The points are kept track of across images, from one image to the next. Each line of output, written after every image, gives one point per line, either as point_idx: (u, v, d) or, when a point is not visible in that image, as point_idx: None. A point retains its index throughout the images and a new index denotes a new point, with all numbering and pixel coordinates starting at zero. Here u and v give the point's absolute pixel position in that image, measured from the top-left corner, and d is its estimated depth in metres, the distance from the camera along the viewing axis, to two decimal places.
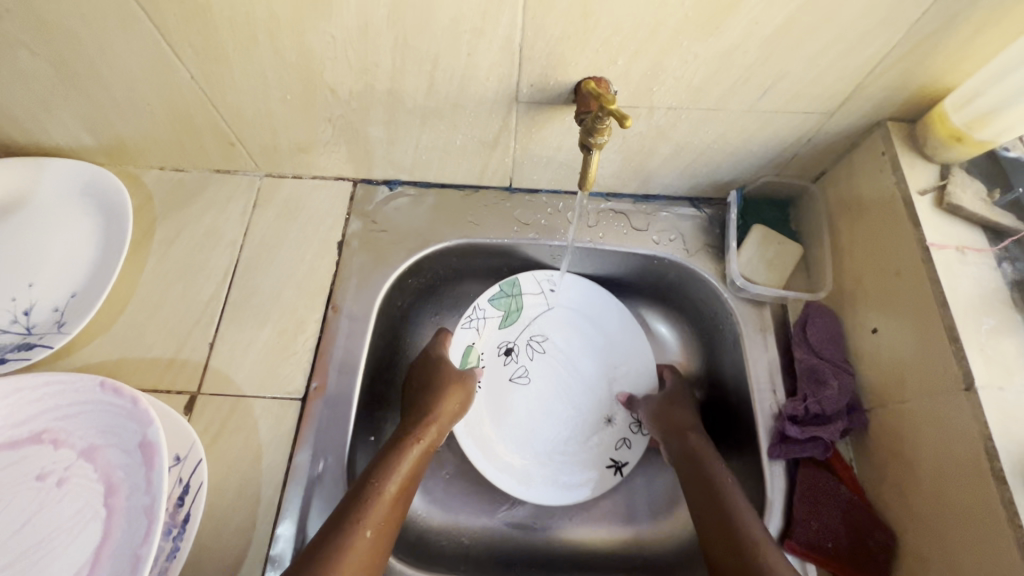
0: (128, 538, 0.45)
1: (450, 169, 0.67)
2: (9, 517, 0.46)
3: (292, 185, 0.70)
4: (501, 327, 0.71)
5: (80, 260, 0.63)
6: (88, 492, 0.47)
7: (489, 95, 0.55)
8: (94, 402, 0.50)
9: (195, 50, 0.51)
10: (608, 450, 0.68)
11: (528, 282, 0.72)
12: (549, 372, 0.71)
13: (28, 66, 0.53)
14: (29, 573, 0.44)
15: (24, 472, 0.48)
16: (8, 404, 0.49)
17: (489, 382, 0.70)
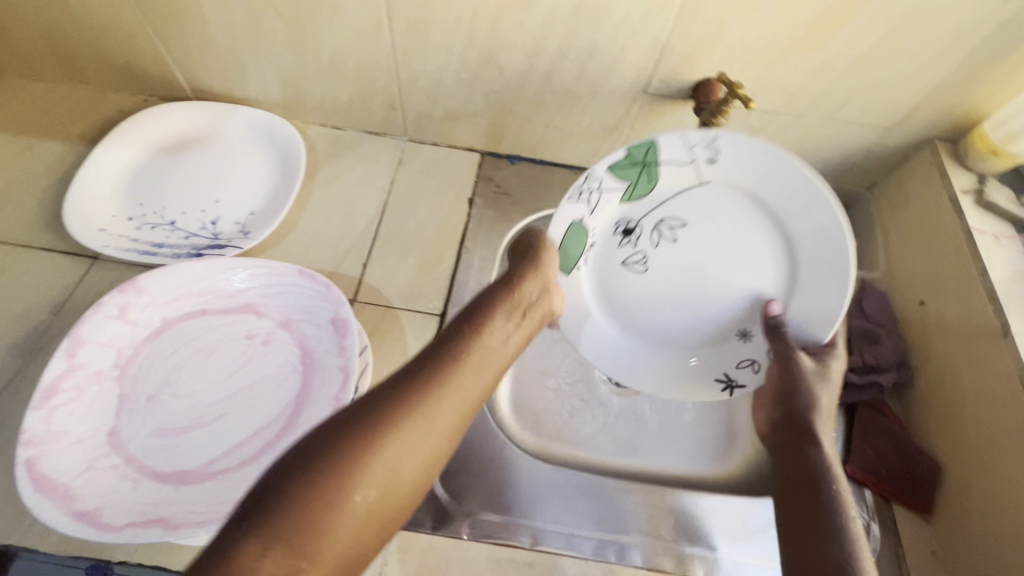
0: (325, 389, 0.55)
1: (567, 149, 0.81)
2: (227, 362, 0.56)
3: (430, 150, 0.83)
4: (625, 201, 0.64)
5: (259, 187, 0.76)
6: (287, 353, 0.57)
7: (625, 86, 0.69)
8: (291, 284, 0.60)
9: (408, 23, 0.65)
10: (722, 365, 0.64)
11: (671, 142, 0.60)
12: (675, 259, 0.64)
13: (268, 22, 0.68)
14: (244, 406, 0.54)
15: (234, 332, 0.58)
16: (222, 278, 0.60)
17: (601, 255, 0.66)
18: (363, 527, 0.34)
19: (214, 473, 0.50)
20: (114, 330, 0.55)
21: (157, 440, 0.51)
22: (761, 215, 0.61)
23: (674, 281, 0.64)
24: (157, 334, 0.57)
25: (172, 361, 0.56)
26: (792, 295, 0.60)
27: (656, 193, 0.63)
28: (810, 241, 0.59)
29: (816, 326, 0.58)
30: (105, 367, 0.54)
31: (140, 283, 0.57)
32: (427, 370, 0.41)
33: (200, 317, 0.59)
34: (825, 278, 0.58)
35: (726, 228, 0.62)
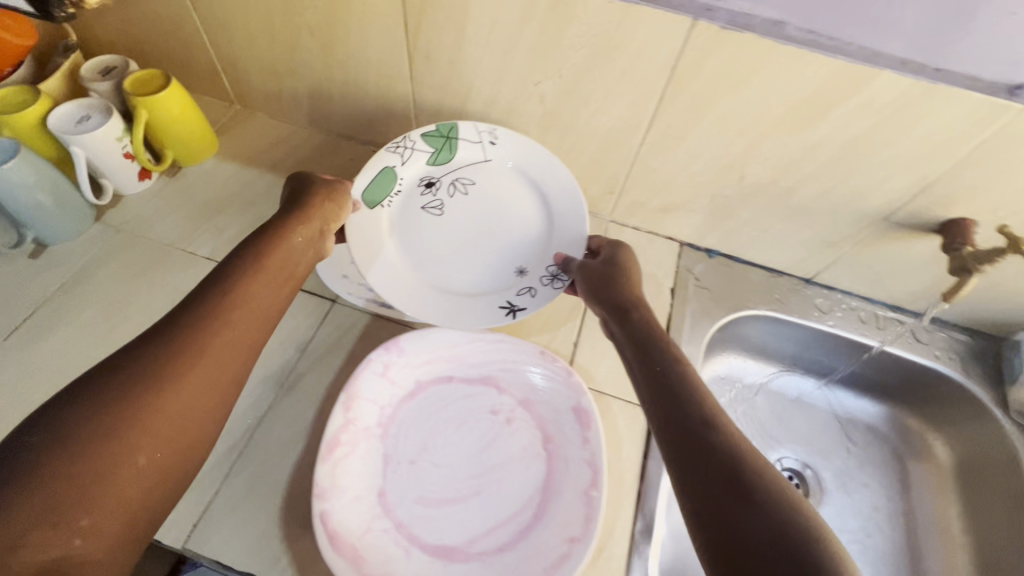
0: (572, 481, 0.56)
1: (773, 253, 0.81)
2: (476, 436, 0.59)
3: (632, 233, 0.85)
4: (429, 162, 0.75)
5: None
6: (530, 435, 0.59)
7: (867, 211, 0.69)
8: (532, 364, 0.62)
9: (666, 128, 0.68)
10: (507, 294, 0.70)
11: (467, 128, 0.75)
12: (466, 209, 0.74)
13: (528, 108, 0.72)
14: (494, 486, 0.56)
15: (479, 405, 0.60)
16: (469, 349, 0.63)
17: (403, 205, 0.74)
18: (142, 463, 0.43)
19: (476, 553, 0.52)
20: (378, 389, 0.59)
21: (422, 508, 0.54)
22: (544, 161, 0.73)
23: (459, 255, 0.72)
24: (412, 396, 0.60)
25: (427, 427, 0.58)
26: (551, 208, 0.73)
27: (454, 160, 0.75)
28: (559, 201, 0.73)
29: (563, 205, 0.73)
30: (372, 425, 0.57)
31: (402, 344, 0.61)
32: (189, 331, 0.49)
33: (447, 383, 0.61)
34: (568, 209, 0.73)
35: (489, 211, 0.74)
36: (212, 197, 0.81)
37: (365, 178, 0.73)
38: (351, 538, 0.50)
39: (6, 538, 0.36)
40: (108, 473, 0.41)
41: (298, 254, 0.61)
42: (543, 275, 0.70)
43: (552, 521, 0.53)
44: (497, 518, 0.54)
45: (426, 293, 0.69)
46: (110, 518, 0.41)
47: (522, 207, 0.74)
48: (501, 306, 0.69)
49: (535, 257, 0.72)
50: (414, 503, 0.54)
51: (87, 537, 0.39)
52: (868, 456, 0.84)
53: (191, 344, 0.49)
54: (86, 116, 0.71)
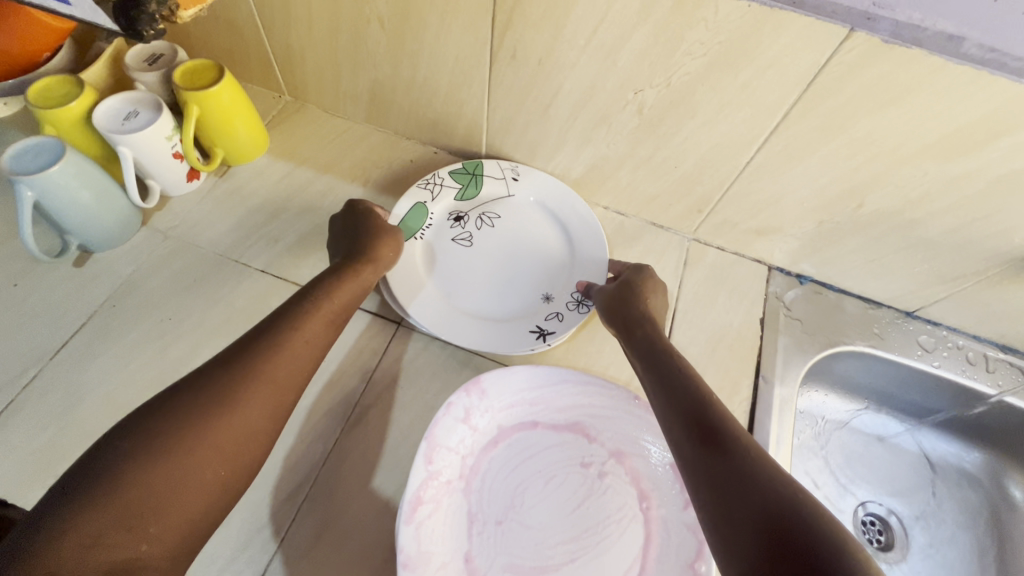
0: (674, 550, 0.51)
1: (876, 284, 0.74)
2: (566, 492, 0.54)
3: (715, 254, 0.78)
4: (456, 198, 0.76)
5: (551, 270, 0.72)
6: (625, 492, 0.54)
7: (1004, 249, 0.61)
8: (625, 411, 0.56)
9: (782, 147, 0.60)
10: (536, 320, 0.67)
11: (492, 165, 0.78)
12: (495, 240, 0.74)
13: (621, 117, 0.64)
14: (590, 552, 0.51)
15: (568, 457, 0.55)
16: (554, 392, 0.57)
17: (433, 237, 0.73)
18: (204, 480, 0.42)
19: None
20: (459, 436, 0.53)
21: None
22: (562, 197, 0.76)
23: (487, 284, 0.70)
24: (494, 444, 0.55)
25: (512, 481, 0.54)
26: (576, 247, 0.73)
27: (480, 195, 0.76)
28: (577, 227, 0.74)
29: (592, 245, 0.73)
30: (455, 477, 0.52)
31: (484, 386, 0.54)
32: (251, 353, 0.48)
33: (532, 430, 0.56)
34: (592, 244, 0.73)
35: (512, 240, 0.74)
36: (264, 200, 0.75)
37: (399, 210, 0.73)
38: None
39: (83, 539, 0.36)
40: (174, 484, 0.41)
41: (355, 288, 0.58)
42: (568, 300, 0.69)
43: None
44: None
45: (465, 322, 0.67)
46: (170, 536, 0.40)
47: (551, 242, 0.74)
48: (530, 331, 0.66)
49: (560, 284, 0.71)
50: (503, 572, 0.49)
51: (151, 544, 0.39)
52: (959, 504, 0.78)
53: (251, 366, 0.47)
54: (133, 112, 0.64)
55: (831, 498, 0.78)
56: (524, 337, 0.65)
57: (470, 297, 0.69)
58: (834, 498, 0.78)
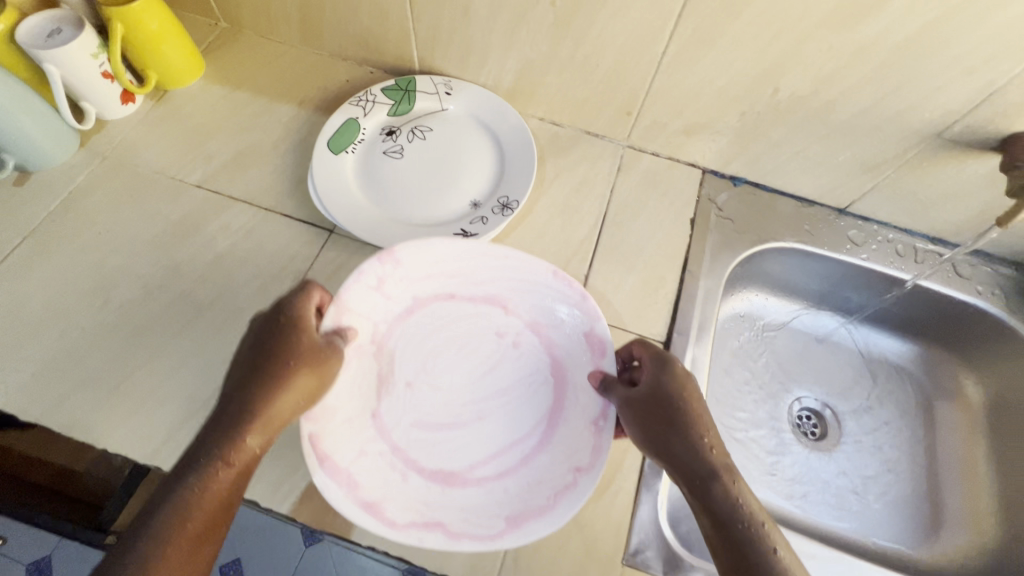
0: (580, 407, 0.54)
1: (805, 180, 0.74)
2: (479, 358, 0.57)
3: (649, 159, 0.79)
4: (389, 114, 0.76)
5: (481, 176, 0.73)
6: (538, 359, 0.57)
7: (919, 126, 0.61)
8: (542, 286, 0.58)
9: (694, 31, 0.60)
10: (461, 224, 0.68)
11: (424, 81, 0.78)
12: (426, 151, 0.74)
13: (538, 13, 0.65)
14: (500, 409, 0.55)
15: (484, 327, 0.58)
16: (472, 267, 0.58)
17: (365, 152, 0.73)
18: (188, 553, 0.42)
19: (475, 478, 0.52)
20: (373, 303, 0.56)
21: (418, 432, 0.53)
22: (495, 109, 0.77)
23: (416, 192, 0.71)
24: (409, 313, 0.57)
25: (424, 348, 0.56)
26: (507, 155, 0.74)
27: (413, 110, 0.77)
28: (507, 135, 0.75)
29: (523, 151, 0.73)
30: (365, 342, 0.55)
31: (397, 257, 0.56)
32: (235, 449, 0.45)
33: (449, 301, 0.58)
34: (522, 153, 0.73)
35: (444, 151, 0.74)
36: (200, 121, 0.76)
37: (331, 124, 0.73)
38: (343, 462, 0.50)
39: None
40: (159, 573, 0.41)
41: (302, 403, 0.49)
42: (494, 205, 0.70)
43: (556, 447, 0.52)
44: (499, 445, 0.53)
45: (393, 229, 0.68)
46: None
47: (482, 152, 0.75)
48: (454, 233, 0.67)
49: (488, 191, 0.72)
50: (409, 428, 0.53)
51: None
52: (892, 397, 0.81)
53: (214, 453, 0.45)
54: (56, 30, 0.65)
55: (766, 392, 0.81)
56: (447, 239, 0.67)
57: (400, 204, 0.70)
58: (770, 391, 0.81)
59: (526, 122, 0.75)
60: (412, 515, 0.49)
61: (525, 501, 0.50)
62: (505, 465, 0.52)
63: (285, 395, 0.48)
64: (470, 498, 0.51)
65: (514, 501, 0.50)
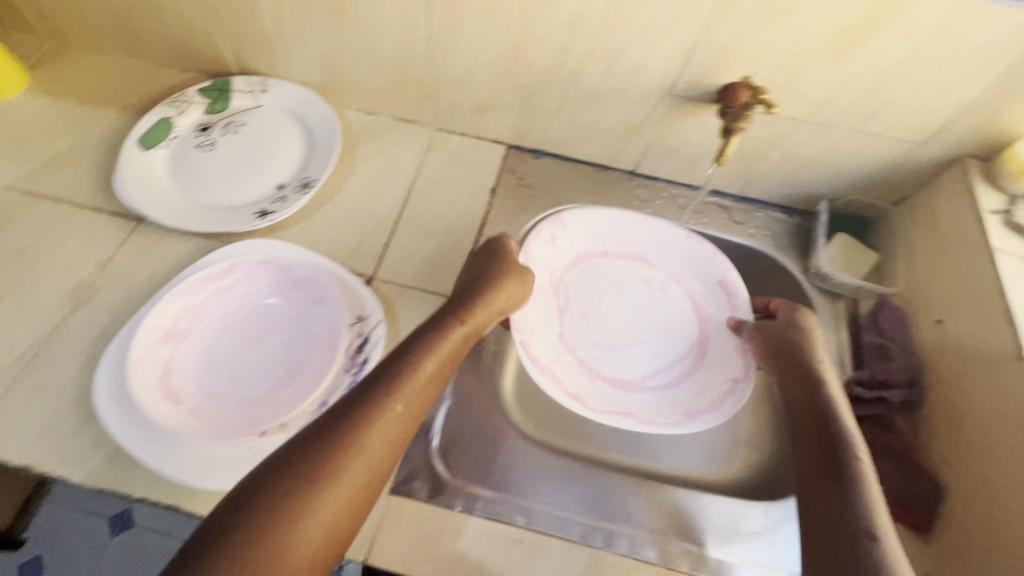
0: (725, 338, 0.73)
1: (592, 147, 0.82)
2: (618, 290, 0.76)
3: (457, 140, 0.86)
4: (204, 111, 0.81)
5: (288, 162, 0.78)
6: (643, 287, 0.76)
7: (651, 86, 0.70)
8: (655, 237, 0.78)
9: (444, 14, 0.68)
10: (262, 204, 0.74)
11: (240, 81, 0.84)
12: (237, 143, 0.79)
13: (314, 9, 0.72)
14: (623, 324, 0.74)
15: (638, 275, 0.77)
16: (616, 227, 0.78)
17: (177, 147, 0.78)
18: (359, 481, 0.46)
19: (647, 385, 0.70)
20: (548, 254, 0.75)
21: (598, 348, 0.72)
22: (306, 102, 0.83)
23: (222, 178, 0.76)
24: (575, 263, 0.77)
25: (591, 289, 0.76)
26: (314, 142, 0.80)
27: (229, 107, 0.82)
28: (318, 125, 0.82)
29: (327, 138, 0.80)
30: (546, 283, 0.74)
31: (564, 220, 0.76)
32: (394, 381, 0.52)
33: (605, 257, 0.77)
34: (327, 140, 0.80)
35: (255, 142, 0.80)
36: (19, 129, 0.80)
37: (142, 124, 0.78)
38: (548, 364, 0.68)
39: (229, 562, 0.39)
40: (314, 501, 0.44)
41: (465, 339, 0.60)
42: (295, 186, 0.75)
43: (677, 355, 0.72)
44: (623, 348, 0.73)
45: (196, 213, 0.72)
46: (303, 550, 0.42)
47: (292, 140, 0.81)
48: (253, 212, 0.72)
49: (293, 174, 0.77)
50: (551, 332, 0.71)
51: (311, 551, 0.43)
52: None
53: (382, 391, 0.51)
54: None
55: None
56: (245, 218, 0.72)
57: (205, 190, 0.74)
58: None
59: (332, 111, 0.81)
60: (606, 405, 0.67)
61: (693, 402, 0.68)
62: (586, 353, 0.71)
63: (500, 291, 0.63)
64: (596, 378, 0.70)
65: (688, 402, 0.68)
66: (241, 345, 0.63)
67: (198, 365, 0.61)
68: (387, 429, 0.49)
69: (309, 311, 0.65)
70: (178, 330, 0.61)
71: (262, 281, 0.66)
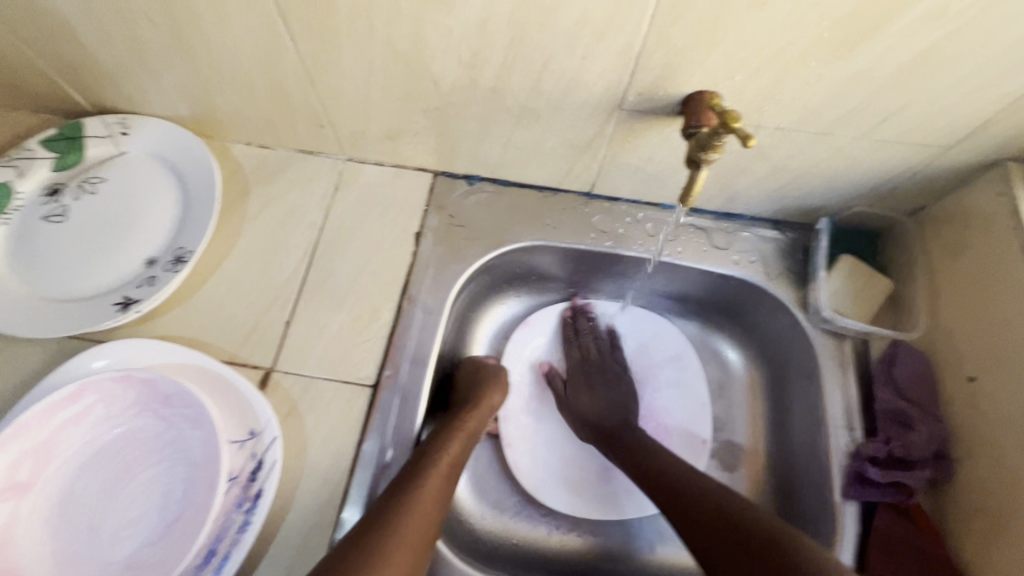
0: (689, 413, 0.73)
1: (535, 171, 0.67)
2: None
3: (372, 171, 0.70)
4: (50, 169, 0.66)
5: (160, 227, 0.64)
6: None
7: (594, 100, 0.54)
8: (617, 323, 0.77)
9: (309, 31, 0.51)
10: (126, 289, 0.60)
11: (94, 123, 0.67)
12: (95, 208, 0.64)
13: (146, 34, 0.55)
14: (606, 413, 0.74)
15: None
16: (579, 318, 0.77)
17: (20, 220, 0.63)
18: None
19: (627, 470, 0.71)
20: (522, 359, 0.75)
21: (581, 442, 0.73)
22: (177, 144, 0.67)
23: (76, 258, 0.61)
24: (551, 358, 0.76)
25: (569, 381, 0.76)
26: (190, 198, 0.65)
27: (82, 160, 0.66)
28: (193, 173, 0.66)
29: (205, 192, 0.65)
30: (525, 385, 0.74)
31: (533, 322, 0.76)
32: (402, 495, 0.49)
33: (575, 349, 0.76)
34: (205, 193, 0.65)
35: (117, 205, 0.65)
36: None
37: None
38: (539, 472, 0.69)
39: None
40: None
41: (470, 445, 0.59)
42: (168, 260, 0.61)
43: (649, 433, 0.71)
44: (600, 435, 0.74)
45: (43, 309, 0.58)
46: None
47: (164, 196, 0.65)
48: (114, 302, 0.59)
49: (166, 243, 0.63)
50: (534, 434, 0.72)
51: None
52: (667, 381, 0.75)
53: (395, 510, 0.48)
54: None
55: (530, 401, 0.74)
56: (104, 313, 0.58)
57: (55, 277, 0.60)
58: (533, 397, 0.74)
59: (207, 154, 0.65)
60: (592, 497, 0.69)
61: None
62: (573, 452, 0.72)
63: (473, 414, 0.61)
64: (583, 473, 0.71)
65: None
66: (104, 486, 0.51)
67: (51, 523, 0.49)
68: (417, 530, 0.48)
69: (185, 432, 0.53)
70: (16, 484, 0.49)
71: (123, 399, 0.53)
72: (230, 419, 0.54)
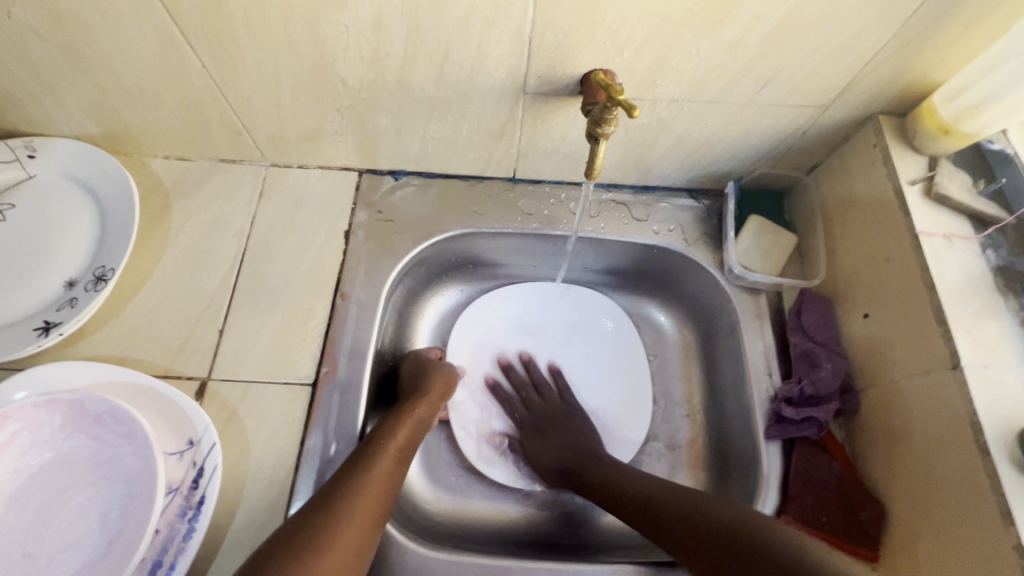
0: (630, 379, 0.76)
1: (457, 160, 0.68)
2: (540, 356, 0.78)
3: (296, 175, 0.71)
4: None
5: (78, 248, 0.62)
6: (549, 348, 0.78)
7: (499, 85, 0.56)
8: (557, 301, 0.79)
9: (207, 37, 0.51)
10: (46, 314, 0.59)
11: None
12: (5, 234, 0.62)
13: (39, 52, 0.53)
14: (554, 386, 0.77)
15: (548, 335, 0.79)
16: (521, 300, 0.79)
17: None
18: None
19: None
20: (468, 345, 0.77)
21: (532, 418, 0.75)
22: (89, 163, 0.65)
23: None
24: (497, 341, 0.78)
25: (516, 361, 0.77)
26: (107, 215, 0.64)
27: None
28: (109, 190, 0.65)
29: (123, 208, 0.64)
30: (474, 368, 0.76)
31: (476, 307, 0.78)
32: (347, 482, 0.50)
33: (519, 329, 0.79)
34: (122, 209, 0.64)
35: (29, 229, 0.63)
36: None
37: None
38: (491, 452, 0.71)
39: None
40: None
41: (418, 432, 0.60)
42: (89, 280, 0.60)
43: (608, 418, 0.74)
44: None
45: None
46: None
47: (79, 216, 0.64)
48: (34, 328, 0.57)
49: (86, 263, 0.62)
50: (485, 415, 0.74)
51: None
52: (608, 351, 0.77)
53: (339, 497, 0.49)
54: None
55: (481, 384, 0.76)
56: (24, 340, 0.56)
57: None
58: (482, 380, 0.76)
59: (121, 169, 0.64)
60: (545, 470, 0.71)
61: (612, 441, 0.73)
62: None
63: (420, 402, 0.62)
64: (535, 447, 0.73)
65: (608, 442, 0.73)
66: (37, 512, 0.50)
67: None
68: (363, 514, 0.49)
69: (119, 448, 0.52)
70: None
71: (50, 424, 0.52)
72: (166, 431, 0.54)
